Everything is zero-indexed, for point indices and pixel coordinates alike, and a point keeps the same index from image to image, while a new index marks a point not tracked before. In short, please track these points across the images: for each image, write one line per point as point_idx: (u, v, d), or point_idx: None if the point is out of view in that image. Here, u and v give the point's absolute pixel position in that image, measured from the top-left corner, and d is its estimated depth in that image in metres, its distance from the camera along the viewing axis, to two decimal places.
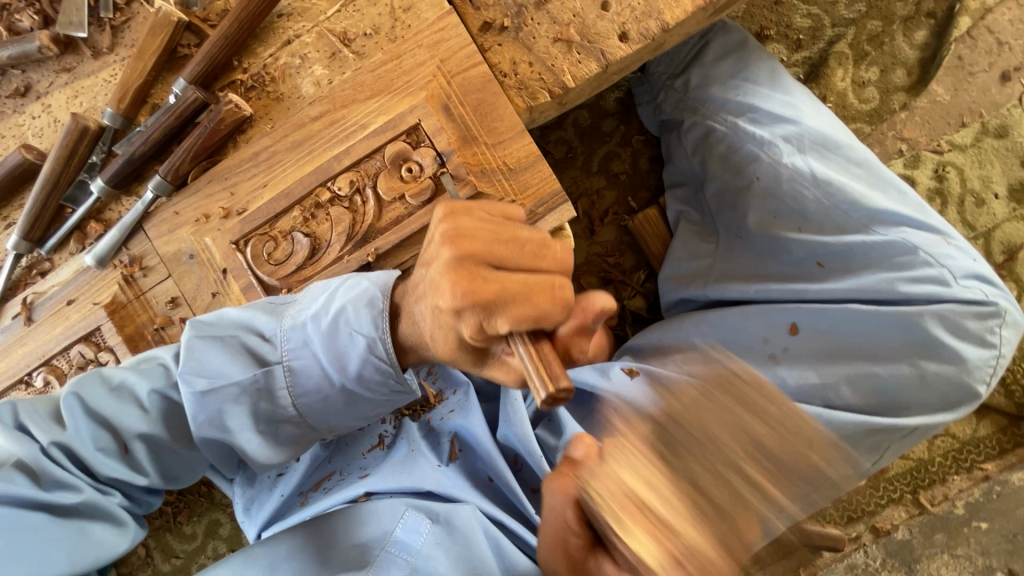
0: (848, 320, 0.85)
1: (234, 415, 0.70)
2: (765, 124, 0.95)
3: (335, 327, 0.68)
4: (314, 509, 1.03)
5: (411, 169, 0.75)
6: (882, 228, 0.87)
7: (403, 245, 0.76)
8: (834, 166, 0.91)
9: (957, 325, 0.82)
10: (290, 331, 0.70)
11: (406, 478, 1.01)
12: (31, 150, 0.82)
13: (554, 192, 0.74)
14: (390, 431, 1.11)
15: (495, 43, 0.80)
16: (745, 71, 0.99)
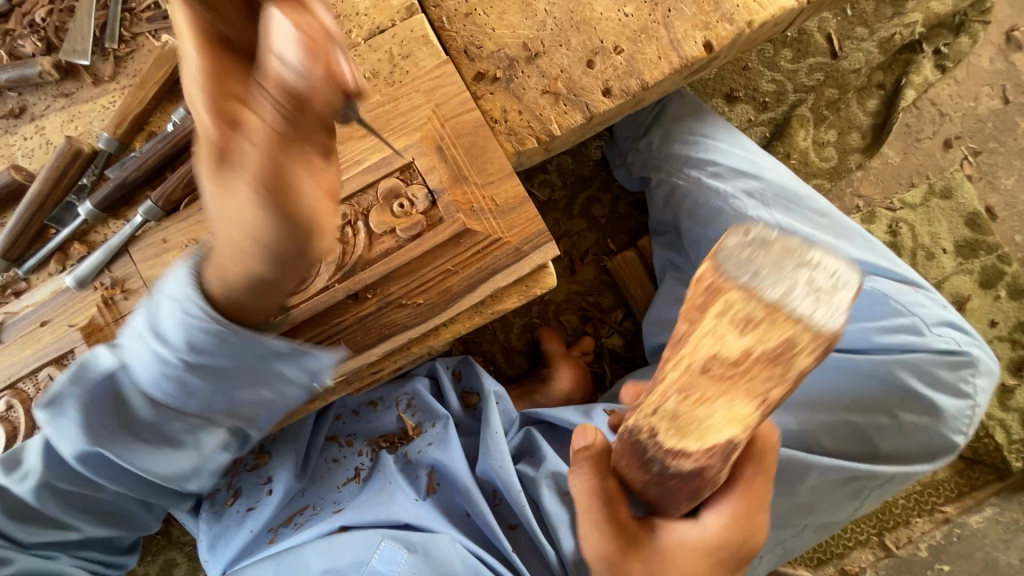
0: (828, 368, 0.90)
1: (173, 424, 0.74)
2: (727, 180, 1.03)
3: (208, 353, 0.61)
4: (283, 545, 0.99)
5: (402, 205, 0.78)
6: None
7: (392, 277, 0.78)
8: (797, 217, 0.98)
9: (931, 374, 0.87)
10: (167, 371, 0.64)
11: (382, 511, 1.00)
12: (20, 170, 0.82)
13: (539, 231, 0.79)
14: (366, 464, 1.10)
15: (487, 92, 0.85)
16: (700, 128, 1.07)
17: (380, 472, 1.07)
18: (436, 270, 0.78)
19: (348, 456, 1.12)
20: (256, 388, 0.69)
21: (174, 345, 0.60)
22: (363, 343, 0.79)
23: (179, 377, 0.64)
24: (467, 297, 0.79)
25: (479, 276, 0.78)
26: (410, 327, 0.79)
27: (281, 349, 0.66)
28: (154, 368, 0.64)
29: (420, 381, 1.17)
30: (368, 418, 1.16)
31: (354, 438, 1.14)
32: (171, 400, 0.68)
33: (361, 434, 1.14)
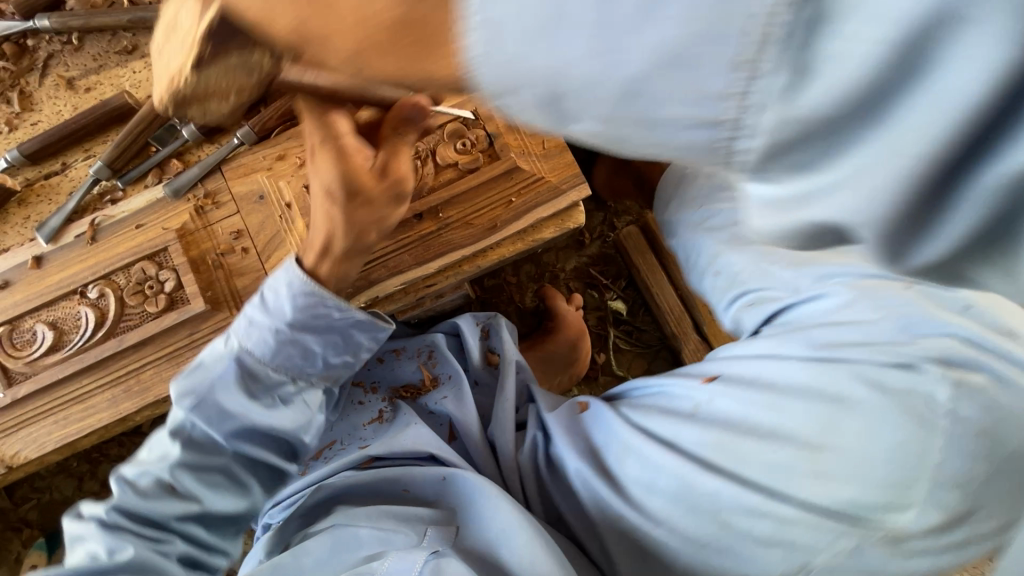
0: (785, 377, 0.79)
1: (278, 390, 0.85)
2: (686, 193, 1.09)
3: (308, 314, 0.82)
4: (317, 474, 1.09)
5: (465, 143, 0.93)
6: (773, 251, 0.94)
7: (452, 202, 0.93)
8: (773, 267, 0.94)
9: (901, 326, 0.77)
10: (268, 336, 0.82)
11: (406, 439, 1.07)
12: (132, 97, 0.96)
13: (575, 174, 0.95)
14: (389, 408, 1.17)
15: None
16: (682, 198, 1.10)
17: (403, 412, 1.14)
18: (490, 200, 0.93)
19: (373, 400, 1.19)
20: (331, 350, 0.87)
21: (285, 316, 0.81)
22: (424, 257, 0.92)
23: (281, 342, 0.83)
24: (513, 224, 0.94)
25: (525, 207, 0.94)
26: (463, 247, 0.93)
27: (349, 322, 0.85)
28: (265, 338, 0.82)
29: (441, 333, 1.23)
30: (390, 366, 1.23)
31: (378, 385, 1.21)
32: (268, 364, 0.83)
33: (385, 381, 1.22)
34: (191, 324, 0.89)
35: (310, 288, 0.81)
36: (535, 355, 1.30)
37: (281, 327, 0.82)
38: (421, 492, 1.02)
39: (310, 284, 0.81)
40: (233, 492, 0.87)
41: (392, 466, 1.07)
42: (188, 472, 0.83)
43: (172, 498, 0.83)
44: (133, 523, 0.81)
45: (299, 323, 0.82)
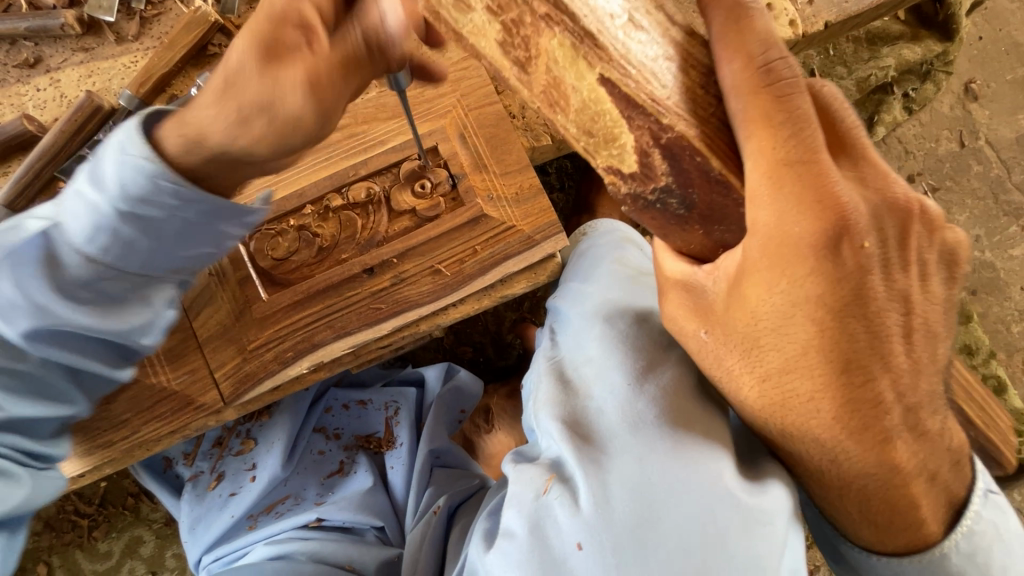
0: (557, 531, 0.58)
1: (31, 286, 0.66)
2: (578, 268, 0.80)
3: (191, 190, 0.62)
4: (264, 530, 0.97)
5: (424, 186, 0.81)
6: (540, 384, 0.68)
7: (408, 254, 0.80)
8: (572, 386, 0.66)
9: (600, 489, 0.58)
10: (88, 215, 0.63)
11: (360, 504, 1.00)
12: (33, 121, 0.81)
13: (551, 222, 0.82)
14: (349, 459, 1.09)
15: (507, 88, 0.90)
16: (576, 272, 0.79)
17: (364, 469, 1.06)
18: (452, 252, 0.81)
19: (333, 449, 1.10)
20: (161, 240, 0.67)
21: (162, 171, 0.60)
22: (376, 317, 0.80)
23: (113, 229, 0.64)
24: (479, 279, 0.81)
25: (493, 260, 0.81)
26: (420, 305, 0.81)
27: (208, 229, 0.69)
28: (90, 213, 0.63)
29: (409, 388, 1.16)
30: (357, 414, 1.13)
31: (342, 432, 1.12)
32: (125, 236, 0.65)
33: (349, 429, 1.13)
34: (110, 397, 0.79)
35: (148, 164, 0.60)
36: (511, 403, 1.20)
37: (141, 201, 0.62)
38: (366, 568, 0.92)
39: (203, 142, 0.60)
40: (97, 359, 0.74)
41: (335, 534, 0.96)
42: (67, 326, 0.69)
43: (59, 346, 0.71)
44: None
45: (182, 203, 0.63)
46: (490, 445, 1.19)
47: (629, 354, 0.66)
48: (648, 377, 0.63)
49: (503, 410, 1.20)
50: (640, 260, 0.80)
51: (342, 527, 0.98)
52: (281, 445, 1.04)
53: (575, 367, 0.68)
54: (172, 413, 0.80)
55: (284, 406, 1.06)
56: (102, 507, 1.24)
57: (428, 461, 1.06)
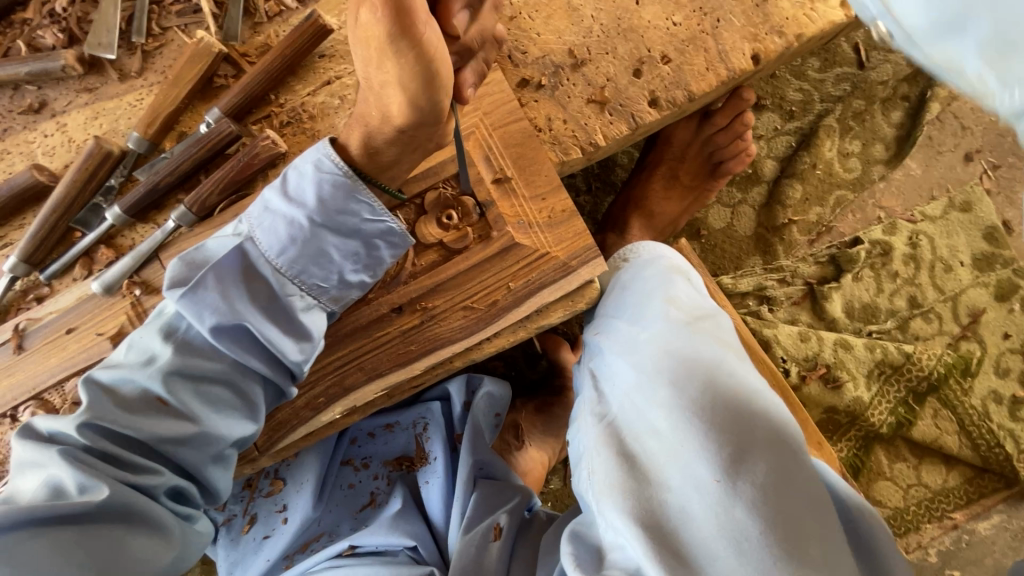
0: None
1: (239, 301, 0.66)
2: (623, 301, 0.80)
3: (337, 206, 0.65)
4: (300, 567, 1.01)
5: (450, 217, 0.75)
6: (603, 462, 0.70)
7: (436, 290, 0.76)
8: (644, 474, 0.68)
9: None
10: (283, 227, 0.65)
11: (394, 525, 1.01)
12: (43, 170, 0.78)
13: (587, 246, 0.77)
14: (382, 489, 1.12)
15: (532, 99, 0.83)
16: (629, 321, 0.77)
17: (397, 494, 1.09)
18: (484, 284, 0.76)
19: (363, 480, 1.13)
20: (350, 262, 0.69)
21: (309, 206, 0.65)
22: (408, 356, 0.76)
23: (307, 240, 0.66)
24: (514, 311, 0.76)
25: (528, 290, 0.76)
26: (453, 342, 0.77)
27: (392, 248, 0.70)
28: (287, 225, 0.65)
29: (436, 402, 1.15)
30: (384, 441, 1.17)
31: (370, 459, 1.15)
32: (286, 274, 0.67)
33: (378, 455, 1.15)
34: None
35: (342, 174, 0.64)
36: (540, 416, 1.19)
37: (288, 231, 0.65)
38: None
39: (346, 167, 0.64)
40: (242, 411, 0.70)
41: (369, 559, 0.98)
42: (183, 385, 0.66)
43: (163, 412, 0.66)
44: (116, 444, 0.65)
45: (317, 229, 0.66)
46: (524, 463, 1.15)
47: (699, 431, 0.66)
48: (728, 461, 0.64)
49: (533, 425, 1.19)
50: (693, 300, 0.79)
51: (375, 552, 1.00)
52: (311, 484, 1.07)
53: (642, 450, 0.69)
54: None
55: (309, 445, 1.09)
56: None
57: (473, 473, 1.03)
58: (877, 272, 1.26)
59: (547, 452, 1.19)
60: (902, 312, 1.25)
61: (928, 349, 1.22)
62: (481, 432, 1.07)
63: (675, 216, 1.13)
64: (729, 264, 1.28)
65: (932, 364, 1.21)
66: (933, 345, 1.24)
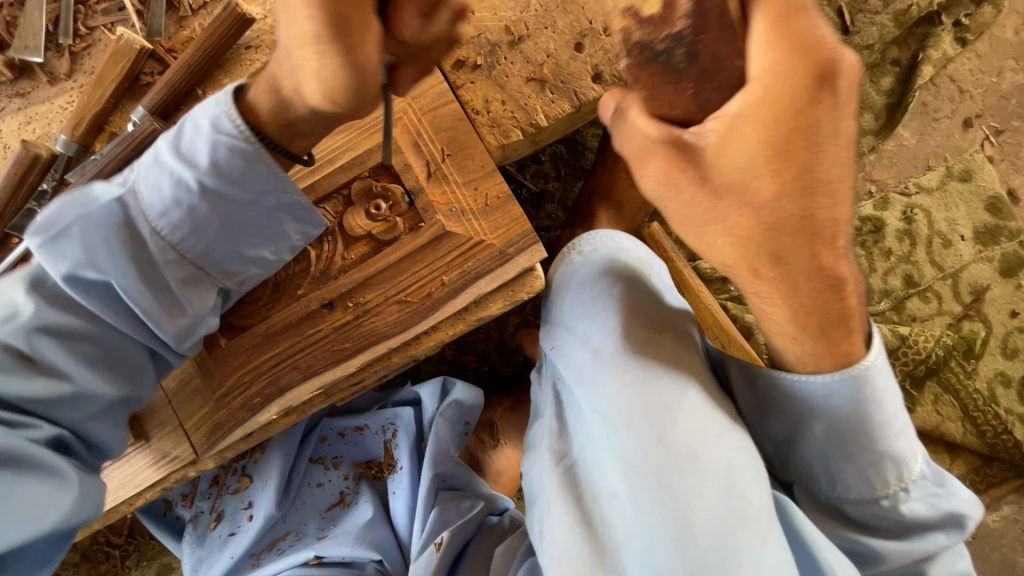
0: None
1: (108, 258, 0.62)
2: (582, 322, 0.74)
3: (234, 174, 0.62)
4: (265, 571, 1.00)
5: (378, 208, 0.73)
6: (553, 509, 0.68)
7: (368, 284, 0.73)
8: (603, 533, 0.65)
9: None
10: (167, 185, 0.62)
11: (359, 536, 1.01)
12: None
13: (525, 232, 0.73)
14: (350, 489, 1.11)
15: (467, 80, 0.79)
16: (589, 351, 0.72)
17: (366, 499, 1.08)
18: (417, 276, 0.73)
19: (332, 479, 1.12)
20: (243, 237, 0.67)
21: (200, 167, 0.61)
22: (342, 354, 0.74)
23: (192, 205, 0.63)
24: (451, 304, 0.73)
25: (463, 281, 0.73)
26: (388, 338, 0.73)
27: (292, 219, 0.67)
28: (172, 186, 0.62)
29: (405, 407, 1.13)
30: (354, 440, 1.15)
31: (340, 461, 1.14)
32: (174, 238, 0.64)
33: (348, 457, 1.14)
34: None
35: (241, 139, 0.61)
36: (515, 414, 1.11)
37: (181, 194, 0.62)
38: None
39: (242, 127, 0.61)
40: (122, 377, 0.68)
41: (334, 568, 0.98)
42: (51, 340, 0.63)
43: (31, 373, 0.63)
44: None
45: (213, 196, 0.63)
46: (497, 461, 1.11)
47: (655, 492, 0.62)
48: (688, 523, 0.61)
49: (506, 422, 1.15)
50: (657, 322, 0.72)
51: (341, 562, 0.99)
52: (275, 484, 1.06)
53: (600, 508, 0.66)
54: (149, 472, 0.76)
55: (274, 442, 1.08)
56: (130, 538, 1.27)
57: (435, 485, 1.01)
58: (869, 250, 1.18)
59: None
60: (897, 293, 1.17)
61: (926, 331, 1.14)
62: (445, 443, 1.04)
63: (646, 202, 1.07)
64: None
65: (930, 347, 1.13)
66: (931, 327, 1.15)
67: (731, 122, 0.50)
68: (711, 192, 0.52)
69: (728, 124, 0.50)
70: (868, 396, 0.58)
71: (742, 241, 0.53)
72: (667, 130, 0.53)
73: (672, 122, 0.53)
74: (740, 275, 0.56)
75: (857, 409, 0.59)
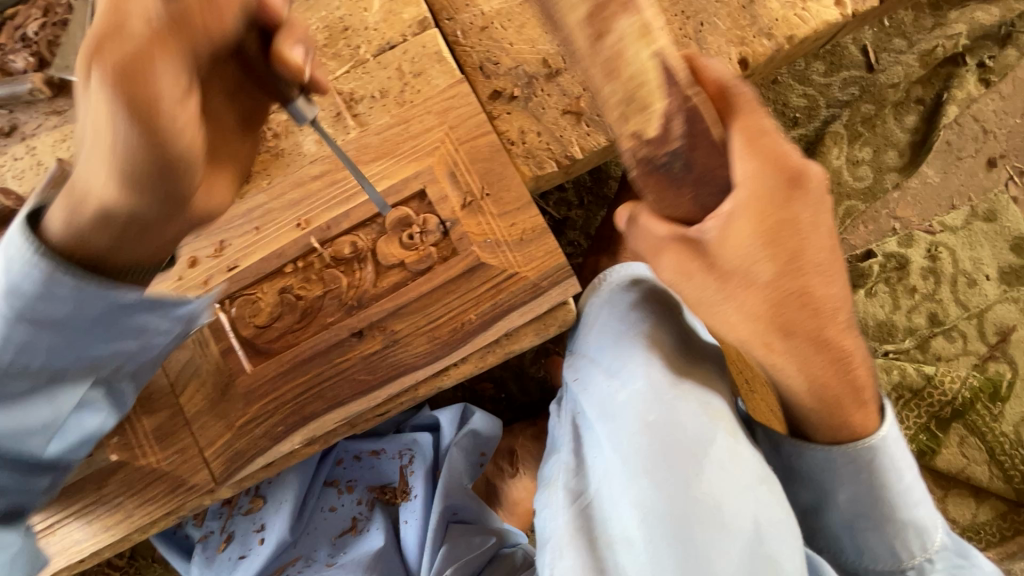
0: None
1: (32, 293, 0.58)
2: (605, 351, 0.74)
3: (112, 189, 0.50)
4: None
5: (413, 236, 0.72)
6: (564, 551, 0.65)
7: (399, 314, 0.72)
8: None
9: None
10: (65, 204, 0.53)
11: (368, 565, 1.01)
12: (9, 195, 0.77)
13: (559, 265, 0.72)
14: (365, 514, 1.11)
15: (504, 112, 0.79)
16: (610, 384, 0.71)
17: (377, 524, 1.08)
18: (448, 308, 0.72)
19: (346, 503, 1.12)
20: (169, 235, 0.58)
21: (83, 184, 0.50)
22: (367, 385, 0.73)
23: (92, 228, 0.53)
24: (481, 337, 0.72)
25: (494, 314, 0.72)
26: (417, 369, 0.72)
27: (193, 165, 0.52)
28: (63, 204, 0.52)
29: (422, 434, 1.12)
30: (369, 464, 1.14)
31: (355, 484, 1.13)
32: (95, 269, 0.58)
33: (362, 481, 1.14)
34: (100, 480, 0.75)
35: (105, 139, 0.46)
36: (537, 443, 1.09)
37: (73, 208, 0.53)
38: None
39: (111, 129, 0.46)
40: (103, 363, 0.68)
41: None
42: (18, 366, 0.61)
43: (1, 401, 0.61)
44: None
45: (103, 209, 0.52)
46: (515, 491, 1.08)
47: (672, 545, 0.60)
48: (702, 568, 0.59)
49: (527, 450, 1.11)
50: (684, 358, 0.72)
51: None
52: (289, 506, 1.06)
53: (612, 552, 0.64)
54: (164, 496, 0.75)
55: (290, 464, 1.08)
56: (133, 559, 1.24)
57: (445, 518, 0.98)
58: (893, 287, 1.17)
59: None
60: (921, 331, 1.16)
61: (951, 371, 1.13)
62: (458, 474, 1.02)
63: None
64: None
65: (956, 387, 1.12)
66: (956, 367, 1.14)
67: (729, 215, 0.58)
68: (721, 279, 0.59)
69: (724, 221, 0.57)
70: (885, 466, 0.63)
71: (756, 320, 0.60)
72: (675, 231, 0.59)
73: (679, 221, 0.60)
74: (756, 342, 0.61)
75: (873, 490, 0.63)
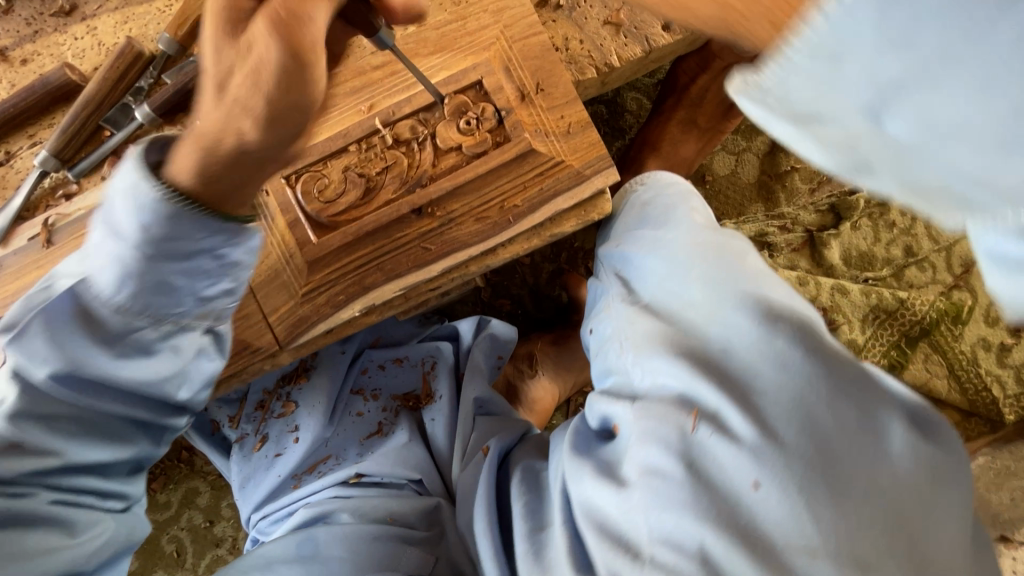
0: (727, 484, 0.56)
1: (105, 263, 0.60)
2: (626, 210, 0.84)
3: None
4: (307, 489, 1.07)
5: (469, 122, 0.79)
6: (625, 336, 0.68)
7: (455, 193, 0.79)
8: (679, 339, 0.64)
9: (760, 539, 0.53)
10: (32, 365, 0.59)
11: (397, 458, 1.07)
12: (75, 70, 0.81)
13: (601, 156, 0.80)
14: (389, 419, 1.15)
15: (550, 19, 0.86)
16: (638, 222, 0.78)
17: (402, 427, 1.12)
18: (500, 189, 0.79)
19: (372, 410, 1.16)
20: None
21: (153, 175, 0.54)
22: (424, 258, 0.79)
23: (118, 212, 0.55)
24: (530, 218, 0.79)
25: (542, 198, 0.79)
26: (469, 246, 0.79)
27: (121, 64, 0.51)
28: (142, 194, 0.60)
29: (443, 344, 1.19)
30: (394, 374, 1.19)
31: (379, 392, 1.18)
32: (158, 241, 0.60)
33: (387, 389, 1.19)
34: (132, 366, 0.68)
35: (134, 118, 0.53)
36: (556, 348, 1.19)
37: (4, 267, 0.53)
38: (409, 518, 1.00)
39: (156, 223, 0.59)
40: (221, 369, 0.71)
41: (376, 488, 1.04)
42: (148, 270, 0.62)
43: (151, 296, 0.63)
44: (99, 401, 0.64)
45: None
46: (534, 391, 1.18)
47: (724, 287, 0.65)
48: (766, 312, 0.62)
49: (546, 356, 1.20)
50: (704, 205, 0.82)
51: (380, 482, 1.05)
52: (321, 407, 1.12)
53: (676, 319, 0.66)
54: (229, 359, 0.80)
55: (321, 368, 1.14)
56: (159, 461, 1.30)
57: (473, 408, 1.06)
58: (874, 221, 1.29)
59: (559, 386, 1.20)
60: (897, 261, 1.29)
61: (922, 296, 1.26)
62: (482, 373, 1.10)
63: (692, 159, 1.08)
64: (733, 210, 1.30)
65: (926, 309, 1.25)
66: (925, 293, 1.27)
67: None
68: None
69: None
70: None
71: None
72: None
73: None
74: None
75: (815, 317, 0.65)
